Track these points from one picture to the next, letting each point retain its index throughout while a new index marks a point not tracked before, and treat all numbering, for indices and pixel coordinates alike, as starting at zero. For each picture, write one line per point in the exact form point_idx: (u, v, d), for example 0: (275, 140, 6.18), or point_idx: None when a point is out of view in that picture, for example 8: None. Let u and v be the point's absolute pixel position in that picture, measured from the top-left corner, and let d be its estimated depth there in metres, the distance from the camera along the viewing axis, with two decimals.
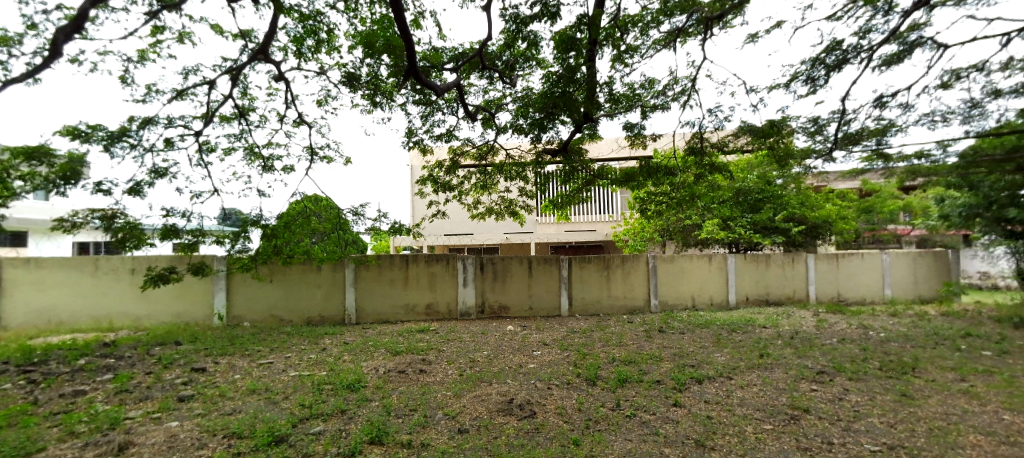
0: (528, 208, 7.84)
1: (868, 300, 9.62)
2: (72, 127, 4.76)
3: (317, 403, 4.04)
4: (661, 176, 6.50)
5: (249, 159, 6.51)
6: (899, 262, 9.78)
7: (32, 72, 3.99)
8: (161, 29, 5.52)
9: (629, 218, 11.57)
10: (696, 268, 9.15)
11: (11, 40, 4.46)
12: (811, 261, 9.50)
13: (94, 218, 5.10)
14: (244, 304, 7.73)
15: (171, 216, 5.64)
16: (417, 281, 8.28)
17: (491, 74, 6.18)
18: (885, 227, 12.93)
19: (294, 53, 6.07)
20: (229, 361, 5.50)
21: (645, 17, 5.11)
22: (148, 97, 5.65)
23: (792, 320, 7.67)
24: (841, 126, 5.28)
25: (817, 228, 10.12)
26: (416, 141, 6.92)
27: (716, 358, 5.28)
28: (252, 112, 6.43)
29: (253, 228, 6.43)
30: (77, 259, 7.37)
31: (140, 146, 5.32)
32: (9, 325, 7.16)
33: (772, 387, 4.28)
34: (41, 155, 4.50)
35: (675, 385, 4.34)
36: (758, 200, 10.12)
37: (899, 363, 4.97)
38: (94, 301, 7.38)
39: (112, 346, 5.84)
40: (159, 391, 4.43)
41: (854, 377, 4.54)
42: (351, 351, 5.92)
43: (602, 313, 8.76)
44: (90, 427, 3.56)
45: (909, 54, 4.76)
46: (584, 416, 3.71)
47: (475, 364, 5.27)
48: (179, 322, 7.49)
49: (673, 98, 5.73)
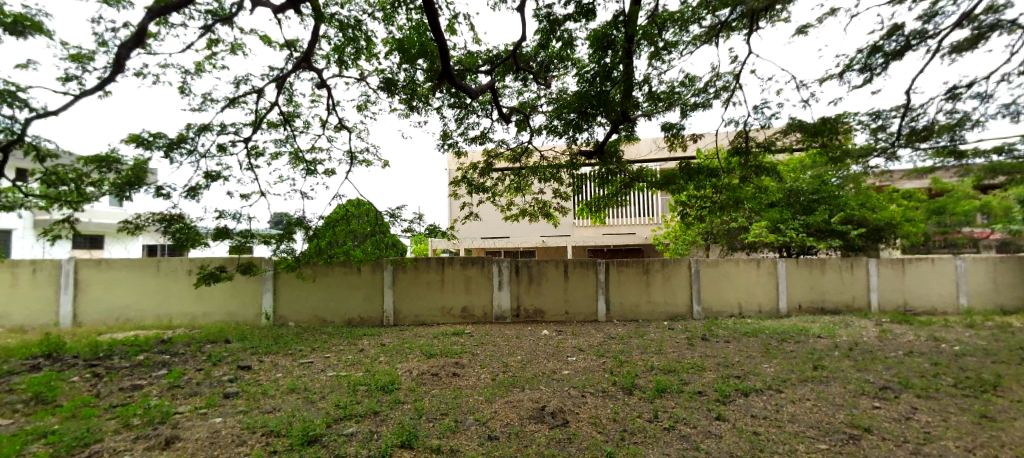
0: (562, 210, 7.67)
1: (939, 309, 8.83)
2: (136, 134, 5.09)
3: (352, 404, 4.10)
4: (703, 178, 6.21)
5: (294, 163, 6.75)
6: (976, 268, 8.92)
7: (102, 83, 4.34)
8: (215, 41, 5.83)
9: (670, 221, 11.24)
10: (743, 274, 8.68)
11: (83, 57, 4.83)
12: (872, 267, 8.83)
13: (155, 220, 5.49)
14: (289, 304, 8.03)
15: (223, 218, 5.92)
16: (452, 284, 8.32)
17: (525, 76, 6.14)
18: (958, 230, 11.85)
19: (336, 61, 6.26)
20: (272, 360, 5.71)
21: (685, 14, 4.97)
22: (203, 105, 5.97)
23: (851, 330, 7.12)
24: (906, 120, 4.93)
25: (879, 231, 9.39)
26: (451, 144, 6.97)
27: (764, 369, 4.96)
28: (297, 118, 6.67)
29: (297, 229, 6.71)
30: (141, 261, 7.91)
31: (196, 152, 5.63)
32: (82, 321, 7.75)
33: (828, 402, 3.95)
34: (110, 162, 4.92)
35: (718, 397, 4.09)
36: (811, 201, 9.55)
37: (976, 380, 4.48)
38: (155, 300, 7.87)
39: (168, 343, 6.18)
40: (207, 388, 4.64)
41: (922, 394, 4.12)
42: (388, 352, 6.02)
43: (641, 319, 8.47)
44: (143, 421, 3.74)
45: (986, 39, 4.36)
46: (620, 427, 3.55)
47: (508, 369, 5.21)
48: (230, 321, 7.87)
49: (713, 95, 5.55)
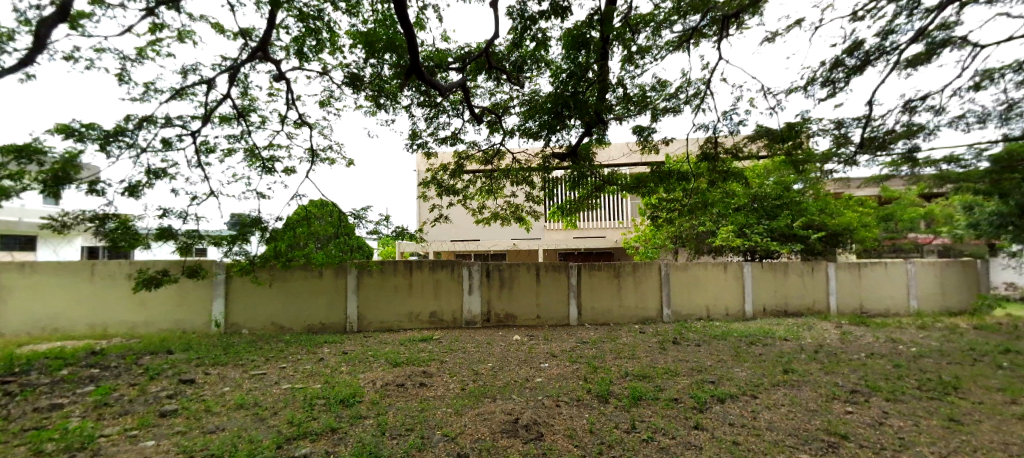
0: (534, 214, 7.49)
1: (893, 312, 9.18)
2: (66, 125, 4.55)
3: (307, 420, 3.74)
4: (675, 181, 6.17)
5: (249, 160, 6.29)
6: (925, 272, 9.34)
7: (20, 63, 3.84)
8: (160, 26, 5.34)
9: (639, 225, 11.27)
10: (711, 278, 8.75)
11: (0, 36, 4.28)
12: (832, 271, 9.09)
13: (85, 220, 4.93)
14: (243, 311, 7.48)
15: (167, 217, 5.40)
16: (420, 288, 7.99)
17: (497, 75, 5.94)
18: (906, 236, 12.47)
19: (296, 53, 5.86)
20: (220, 372, 5.23)
21: (657, 16, 4.91)
22: (146, 96, 5.46)
23: (815, 332, 7.25)
24: (866, 129, 5.06)
25: (838, 236, 9.67)
26: (420, 144, 6.67)
27: (737, 374, 4.92)
28: (253, 113, 6.21)
29: (252, 231, 6.20)
30: (74, 264, 7.19)
31: (136, 146, 5.11)
32: (2, 331, 6.97)
33: (802, 408, 3.90)
34: (31, 153, 4.36)
35: (695, 404, 3.98)
36: (775, 206, 9.78)
37: (939, 382, 4.57)
38: (88, 308, 7.17)
39: (100, 355, 5.58)
40: (142, 405, 4.16)
41: (890, 397, 4.15)
42: (350, 361, 5.64)
43: (612, 323, 8.40)
44: (59, 447, 3.27)
45: (939, 54, 4.53)
46: (597, 439, 3.36)
47: (479, 377, 4.95)
48: (176, 329, 7.25)
49: (685, 100, 5.52)
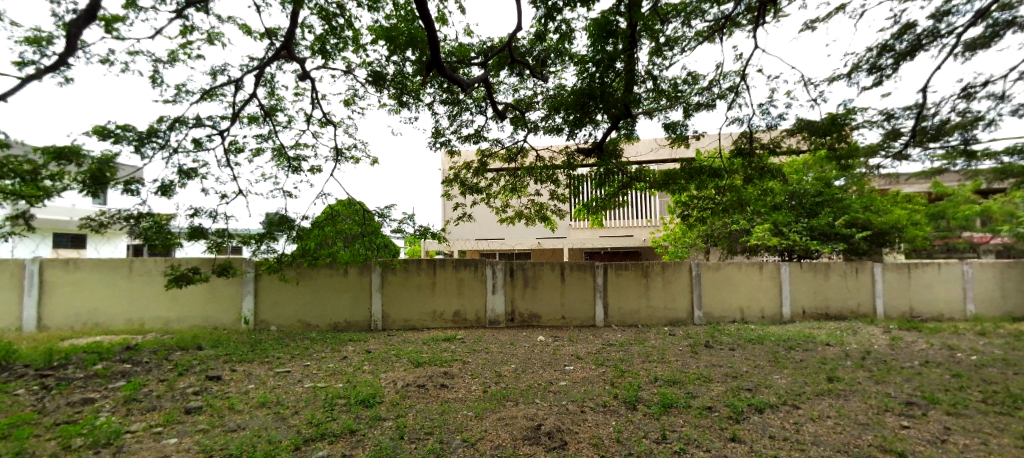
0: (559, 212, 7.30)
1: (946, 316, 8.55)
2: (102, 126, 4.65)
3: (326, 421, 3.68)
4: (706, 178, 5.86)
5: (277, 160, 6.35)
6: (983, 274, 8.67)
7: (56, 65, 3.93)
8: (190, 29, 5.43)
9: (668, 224, 10.91)
10: (746, 278, 8.35)
11: (40, 40, 4.39)
12: (877, 272, 8.54)
13: (121, 219, 5.05)
14: (271, 308, 7.58)
15: (198, 216, 5.50)
16: (444, 287, 7.92)
17: (521, 70, 5.80)
18: (960, 234, 11.65)
19: (320, 52, 5.86)
20: (245, 369, 5.27)
21: (688, 5, 4.65)
22: (178, 97, 5.57)
23: (860, 337, 6.79)
24: (917, 120, 4.69)
25: (885, 235, 9.07)
26: (443, 142, 6.58)
27: (775, 381, 4.60)
28: (279, 112, 6.27)
29: (279, 231, 6.33)
30: (112, 261, 7.43)
31: (168, 147, 5.20)
32: (47, 326, 7.26)
33: (851, 421, 3.59)
34: (70, 154, 4.49)
35: (731, 414, 3.72)
36: (814, 203, 9.28)
37: (1006, 395, 4.15)
38: (126, 303, 7.40)
39: (133, 351, 5.72)
40: (168, 401, 4.21)
41: (952, 411, 3.78)
42: (372, 360, 5.60)
43: (640, 325, 8.12)
44: (86, 442, 3.31)
45: (1001, 37, 4.14)
46: (624, 450, 3.16)
47: (501, 380, 4.81)
48: (207, 325, 7.41)
49: (719, 93, 5.22)
